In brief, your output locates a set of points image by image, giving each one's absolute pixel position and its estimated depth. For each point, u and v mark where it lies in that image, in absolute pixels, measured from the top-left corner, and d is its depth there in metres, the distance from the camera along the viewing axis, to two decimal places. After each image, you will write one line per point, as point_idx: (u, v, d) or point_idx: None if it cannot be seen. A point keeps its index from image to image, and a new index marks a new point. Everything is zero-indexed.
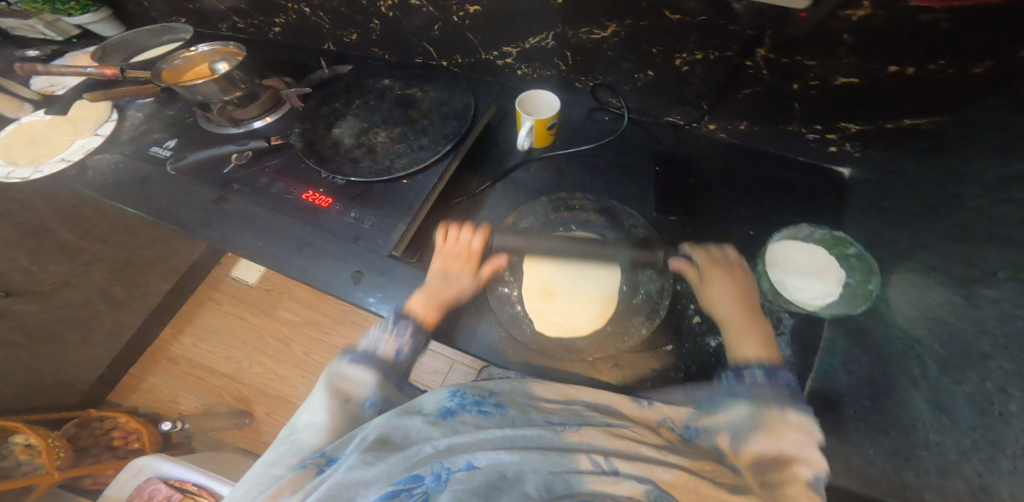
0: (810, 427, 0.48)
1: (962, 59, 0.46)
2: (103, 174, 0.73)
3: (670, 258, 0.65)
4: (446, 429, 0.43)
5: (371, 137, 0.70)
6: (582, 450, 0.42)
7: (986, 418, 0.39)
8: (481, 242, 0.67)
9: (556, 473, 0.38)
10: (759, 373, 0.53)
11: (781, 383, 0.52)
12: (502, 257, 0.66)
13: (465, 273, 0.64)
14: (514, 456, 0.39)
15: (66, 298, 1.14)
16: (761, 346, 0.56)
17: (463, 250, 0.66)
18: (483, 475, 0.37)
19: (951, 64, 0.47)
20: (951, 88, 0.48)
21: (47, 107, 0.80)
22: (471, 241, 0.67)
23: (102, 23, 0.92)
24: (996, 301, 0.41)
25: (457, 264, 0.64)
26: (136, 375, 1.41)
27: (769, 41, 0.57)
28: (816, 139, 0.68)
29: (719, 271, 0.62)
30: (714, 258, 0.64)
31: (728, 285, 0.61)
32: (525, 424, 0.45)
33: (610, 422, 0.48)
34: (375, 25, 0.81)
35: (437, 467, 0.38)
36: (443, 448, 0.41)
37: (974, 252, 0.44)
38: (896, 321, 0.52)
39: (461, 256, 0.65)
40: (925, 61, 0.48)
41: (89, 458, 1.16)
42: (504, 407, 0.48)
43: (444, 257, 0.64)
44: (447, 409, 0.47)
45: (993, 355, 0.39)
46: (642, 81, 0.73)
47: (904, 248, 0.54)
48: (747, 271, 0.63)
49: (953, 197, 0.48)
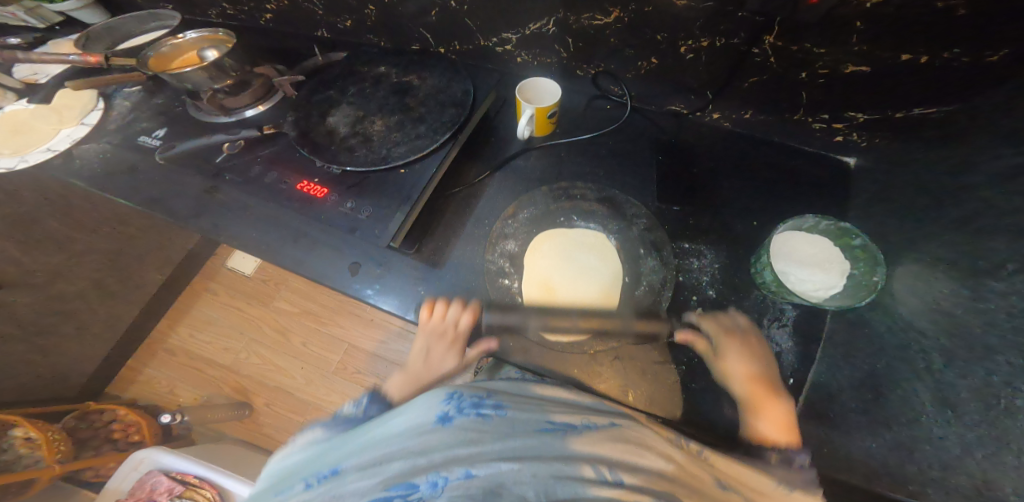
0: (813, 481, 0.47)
1: (977, 46, 0.45)
2: (90, 164, 0.71)
3: (676, 330, 0.60)
4: (444, 435, 0.43)
5: (368, 125, 0.68)
6: (584, 456, 0.41)
7: (995, 413, 0.39)
8: (469, 322, 0.61)
9: (556, 479, 0.38)
10: (775, 452, 0.50)
11: (796, 462, 0.49)
12: (491, 343, 0.60)
13: (450, 359, 0.64)
14: (513, 465, 0.39)
15: (57, 291, 1.12)
16: (779, 427, 0.52)
17: (449, 329, 0.61)
18: (481, 486, 0.37)
19: (964, 52, 0.46)
20: (965, 77, 0.48)
21: (30, 95, 0.77)
22: (458, 320, 0.61)
23: (85, 10, 0.89)
24: (1005, 294, 0.40)
25: (442, 345, 0.63)
26: (134, 367, 1.40)
27: (778, 29, 0.55)
28: (822, 128, 0.66)
29: (735, 345, 0.57)
30: (727, 328, 0.59)
31: (745, 362, 0.56)
32: (525, 428, 0.45)
33: (612, 424, 0.47)
34: (369, 11, 0.79)
35: (434, 476, 0.38)
36: (441, 456, 0.40)
37: (982, 245, 0.43)
38: (901, 313, 0.52)
39: (447, 341, 0.62)
40: (939, 49, 0.48)
41: (91, 450, 1.16)
42: (504, 409, 0.47)
43: (429, 336, 0.62)
44: (444, 413, 0.46)
45: (1002, 349, 0.39)
46: (644, 68, 0.71)
47: (908, 239, 0.54)
48: (761, 341, 0.59)
49: (961, 189, 0.48)
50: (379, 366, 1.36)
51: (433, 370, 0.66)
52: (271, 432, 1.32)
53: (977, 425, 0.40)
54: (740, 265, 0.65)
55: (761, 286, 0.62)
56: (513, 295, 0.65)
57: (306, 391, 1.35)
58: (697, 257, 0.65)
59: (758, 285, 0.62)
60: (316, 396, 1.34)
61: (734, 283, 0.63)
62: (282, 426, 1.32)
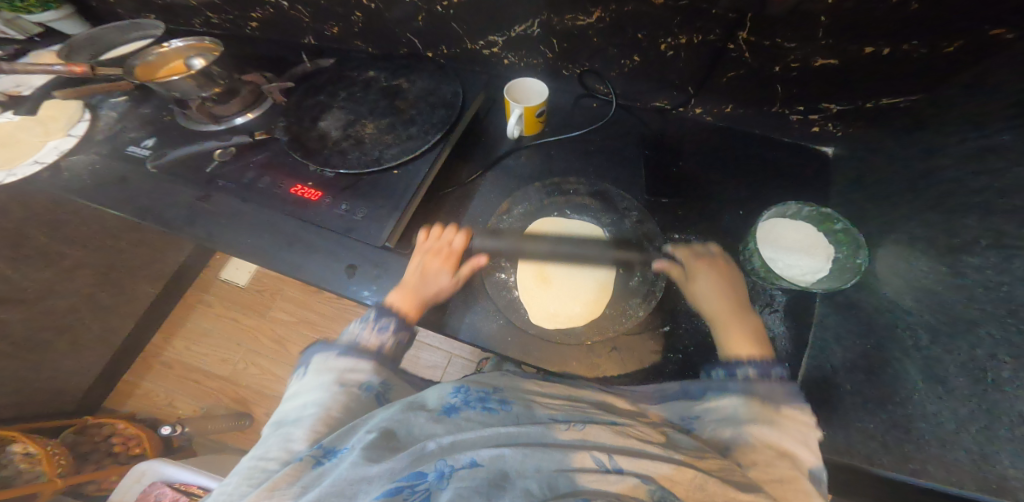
0: (795, 413, 0.48)
1: (934, 38, 0.47)
2: (80, 176, 0.71)
3: (654, 260, 0.64)
4: (451, 426, 0.44)
5: (359, 129, 0.69)
6: (587, 448, 0.41)
7: (983, 387, 0.40)
8: (463, 242, 0.64)
9: (559, 470, 0.38)
10: (752, 370, 0.52)
11: (773, 375, 0.52)
12: (481, 258, 0.64)
13: (443, 268, 0.62)
14: (516, 453, 0.39)
15: (48, 306, 1.11)
16: (754, 344, 0.55)
17: (443, 250, 0.63)
18: (484, 474, 0.37)
19: (923, 43, 0.48)
20: (925, 66, 0.50)
21: (13, 107, 0.76)
22: (452, 241, 0.64)
23: (65, 21, 0.88)
24: (981, 268, 0.42)
25: (435, 262, 0.62)
26: (130, 381, 1.39)
27: (749, 24, 0.57)
28: (799, 119, 0.68)
29: (704, 267, 0.62)
30: (697, 254, 0.64)
31: (717, 284, 0.60)
32: (529, 421, 0.45)
33: (616, 419, 0.47)
34: (356, 18, 0.79)
35: (440, 464, 0.38)
36: (447, 445, 0.41)
37: (956, 222, 0.45)
38: (885, 293, 0.53)
39: (441, 255, 0.63)
40: (899, 42, 0.50)
41: (91, 465, 1.15)
42: (509, 404, 0.48)
43: (423, 254, 0.62)
44: (450, 404, 0.47)
45: (984, 322, 0.41)
46: (628, 67, 0.73)
47: (888, 222, 0.55)
48: (729, 264, 0.63)
49: (934, 171, 0.49)
50: None
51: (428, 284, 0.60)
52: None
53: (966, 399, 0.41)
54: (730, 254, 0.66)
55: (750, 272, 0.63)
56: (510, 289, 0.64)
57: None
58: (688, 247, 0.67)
59: (747, 271, 0.64)
60: None
61: None
62: None
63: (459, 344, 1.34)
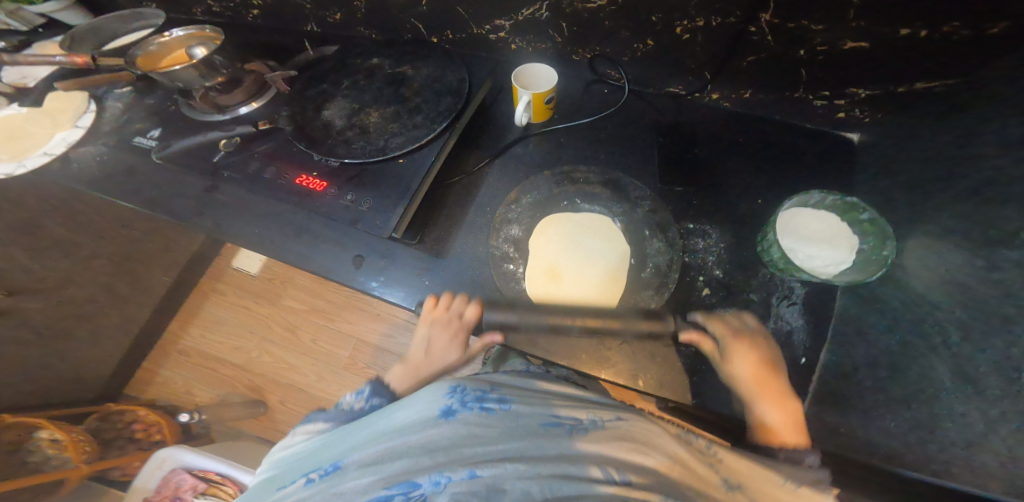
0: (823, 481, 0.44)
1: (976, 18, 0.44)
2: (88, 168, 0.71)
3: (682, 330, 0.57)
4: (448, 431, 0.42)
5: (364, 118, 0.67)
6: (591, 455, 0.41)
7: (1017, 388, 0.38)
8: (474, 315, 0.59)
9: (562, 478, 0.38)
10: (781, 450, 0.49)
11: (806, 463, 0.47)
12: (494, 336, 0.57)
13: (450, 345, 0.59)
14: (516, 465, 0.39)
15: (66, 295, 1.13)
16: (789, 431, 0.50)
17: (451, 324, 0.59)
18: (484, 485, 0.37)
19: (965, 25, 0.45)
20: (963, 49, 0.47)
21: (21, 99, 0.77)
22: (462, 312, 0.59)
23: (67, 11, 0.88)
24: (1020, 262, 0.39)
25: (444, 340, 0.59)
26: (149, 368, 1.42)
27: (774, 6, 0.54)
28: (823, 105, 0.65)
29: (746, 346, 0.54)
30: (736, 329, 0.56)
31: (757, 366, 0.53)
32: (530, 424, 0.44)
33: (620, 420, 0.46)
34: (359, 3, 0.77)
35: (437, 476, 0.38)
36: (444, 454, 0.40)
37: (993, 214, 0.42)
38: (913, 287, 0.51)
39: (449, 332, 0.58)
40: (937, 22, 0.47)
41: (115, 451, 1.19)
42: (509, 402, 0.47)
43: (430, 328, 0.58)
44: (448, 407, 0.44)
45: (1021, 320, 0.38)
46: (641, 51, 0.70)
47: (917, 212, 0.52)
48: (771, 346, 0.56)
49: (971, 159, 0.46)
50: (387, 359, 1.37)
51: (433, 361, 0.61)
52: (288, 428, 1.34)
53: (999, 401, 0.39)
54: (746, 245, 0.64)
55: (769, 264, 0.61)
56: (518, 280, 0.63)
57: (318, 387, 1.36)
58: (702, 238, 0.64)
59: (764, 263, 0.61)
60: (328, 391, 1.35)
61: (741, 263, 0.63)
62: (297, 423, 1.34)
63: None
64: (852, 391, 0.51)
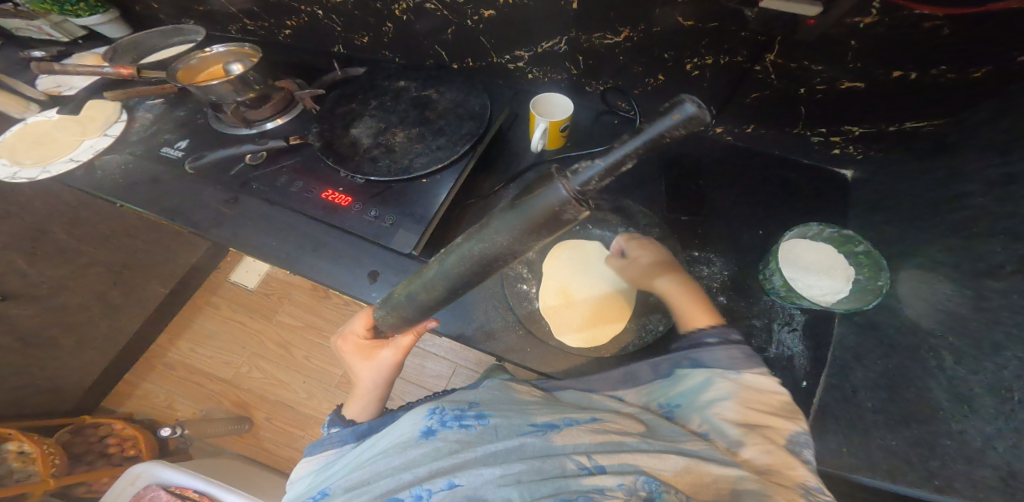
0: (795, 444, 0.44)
1: (961, 63, 0.49)
2: (111, 175, 0.72)
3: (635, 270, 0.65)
4: (429, 450, 0.43)
5: (389, 137, 0.70)
6: (566, 453, 0.40)
7: (1008, 407, 0.40)
8: (365, 323, 0.60)
9: (540, 479, 0.37)
10: (712, 337, 0.52)
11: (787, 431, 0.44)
12: (401, 338, 0.58)
13: (365, 363, 0.59)
14: (492, 470, 0.39)
15: (60, 302, 1.11)
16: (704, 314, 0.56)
17: (356, 339, 0.60)
18: (465, 493, 0.37)
19: (950, 69, 0.50)
20: (952, 92, 0.52)
21: (55, 106, 0.79)
22: (355, 328, 0.60)
23: (108, 25, 0.92)
24: (1005, 292, 0.42)
25: (357, 357, 0.60)
26: (132, 381, 1.38)
27: (777, 47, 0.59)
28: (819, 141, 0.70)
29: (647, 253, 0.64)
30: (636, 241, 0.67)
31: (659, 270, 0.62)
32: (510, 433, 0.44)
33: (595, 417, 0.46)
34: (387, 29, 0.82)
35: (417, 489, 0.38)
36: (425, 471, 0.40)
37: (979, 247, 0.46)
38: (908, 315, 0.53)
39: (355, 349, 0.60)
40: (928, 66, 0.52)
41: (83, 466, 1.13)
42: (487, 416, 0.47)
43: (345, 351, 0.61)
44: (427, 428, 0.45)
45: (1009, 344, 0.41)
46: (651, 85, 0.75)
47: (910, 245, 0.56)
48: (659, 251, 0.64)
49: (957, 196, 0.50)
50: None
51: (363, 386, 0.59)
52: (273, 447, 1.30)
53: (992, 419, 0.41)
54: (749, 272, 0.67)
55: (771, 291, 0.63)
56: (531, 300, 0.66)
57: (308, 405, 1.33)
58: (707, 265, 0.68)
59: (767, 290, 0.64)
60: (318, 410, 1.32)
61: (744, 289, 0.65)
62: (283, 442, 1.30)
63: (465, 355, 1.34)
64: (854, 412, 0.53)
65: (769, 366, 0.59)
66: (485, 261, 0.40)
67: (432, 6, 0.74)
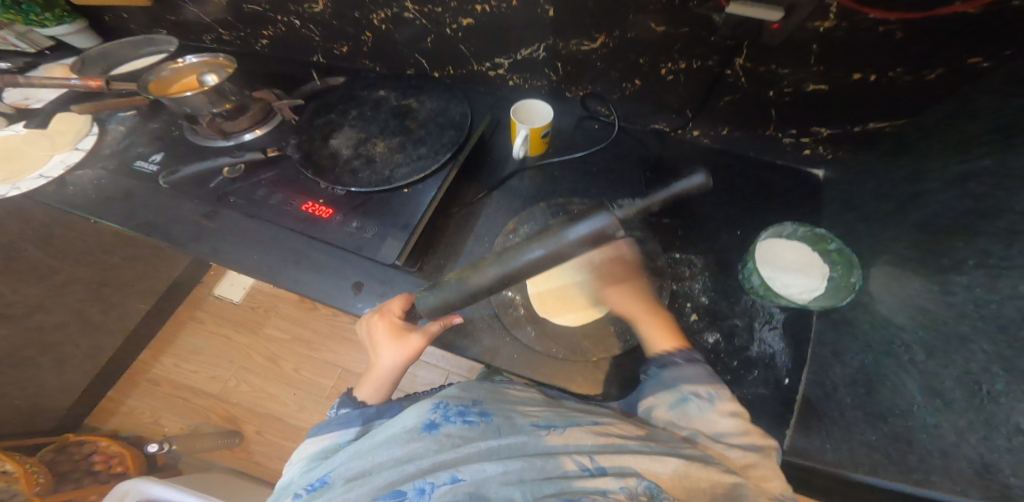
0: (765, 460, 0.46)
1: (915, 66, 0.51)
2: (83, 190, 0.71)
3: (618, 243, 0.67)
4: (432, 444, 0.42)
5: (369, 148, 0.70)
6: (567, 453, 0.42)
7: (977, 397, 0.41)
8: (402, 306, 0.58)
9: (542, 480, 0.38)
10: (679, 358, 0.54)
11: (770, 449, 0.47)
12: (434, 324, 0.58)
13: (390, 343, 0.56)
14: (497, 467, 0.39)
15: (36, 322, 1.08)
16: (671, 337, 0.57)
17: (387, 318, 0.57)
18: (468, 489, 0.37)
19: (906, 71, 0.53)
20: (909, 92, 0.54)
21: (23, 120, 0.77)
22: (391, 307, 0.58)
23: (77, 35, 0.91)
24: (970, 287, 0.44)
25: (383, 336, 0.57)
26: (113, 399, 1.34)
27: (746, 51, 0.61)
28: (791, 143, 0.72)
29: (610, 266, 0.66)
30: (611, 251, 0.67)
31: (629, 294, 0.62)
32: (511, 430, 0.45)
33: (596, 419, 0.47)
34: (366, 37, 0.82)
35: (420, 483, 0.38)
36: (429, 464, 0.40)
37: (946, 243, 0.48)
38: (880, 310, 0.55)
39: (382, 328, 0.57)
40: (885, 69, 0.54)
41: (69, 485, 1.09)
42: (489, 414, 0.47)
43: (368, 329, 0.58)
44: (430, 421, 0.45)
45: (975, 337, 0.42)
46: (629, 90, 0.76)
47: (879, 243, 0.58)
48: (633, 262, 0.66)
49: (923, 194, 0.52)
50: None
51: (382, 366, 0.57)
52: (264, 460, 1.28)
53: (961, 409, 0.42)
54: (728, 272, 0.68)
55: (750, 291, 0.64)
56: (515, 306, 0.65)
57: (299, 417, 1.31)
58: (688, 266, 0.69)
59: (746, 290, 0.65)
60: (309, 422, 1.30)
61: (725, 289, 0.66)
62: (274, 455, 1.28)
63: (456, 361, 1.33)
64: (833, 405, 0.54)
65: (751, 364, 0.60)
66: (561, 256, 0.45)
67: (411, 15, 0.74)
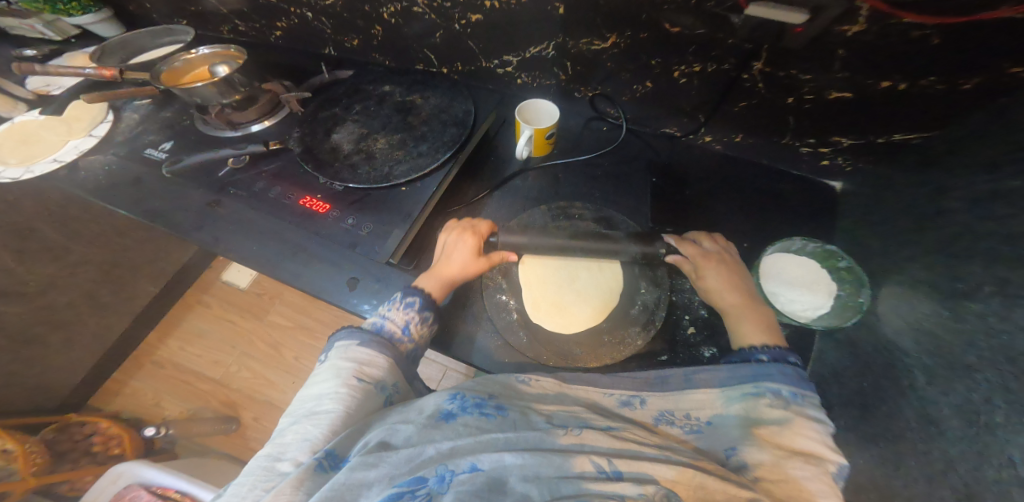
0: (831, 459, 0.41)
1: (948, 74, 0.49)
2: (93, 176, 0.72)
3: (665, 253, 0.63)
4: (449, 431, 0.40)
5: (371, 143, 0.70)
6: (586, 453, 0.40)
7: (975, 430, 0.39)
8: (488, 229, 0.63)
9: (559, 477, 0.36)
10: (764, 355, 0.50)
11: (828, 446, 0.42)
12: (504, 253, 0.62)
13: (467, 250, 0.60)
14: (516, 459, 0.37)
15: (49, 299, 1.12)
16: (767, 333, 0.54)
17: (473, 231, 0.62)
18: (486, 479, 0.35)
19: (939, 80, 0.50)
20: (939, 103, 0.52)
21: (42, 105, 0.80)
22: (478, 225, 0.63)
23: (101, 24, 0.92)
24: (982, 314, 0.41)
25: (461, 245, 0.61)
26: (119, 379, 1.37)
27: (766, 55, 0.58)
28: (809, 151, 0.70)
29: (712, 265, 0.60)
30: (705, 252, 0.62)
31: (724, 276, 0.59)
32: (527, 426, 0.43)
33: (611, 425, 0.46)
34: (377, 31, 0.82)
35: (441, 469, 0.36)
36: (446, 449, 0.38)
37: (962, 266, 0.45)
38: (886, 332, 0.53)
39: (466, 235, 0.61)
40: (916, 77, 0.51)
41: (67, 464, 1.12)
42: (506, 409, 0.45)
43: (451, 233, 0.63)
44: (448, 410, 0.43)
45: (981, 367, 0.40)
46: (640, 92, 0.74)
47: (890, 262, 0.56)
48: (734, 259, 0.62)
49: (941, 213, 0.50)
50: None
51: (446, 267, 0.60)
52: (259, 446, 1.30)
53: (958, 442, 0.40)
54: None
55: None
56: (509, 311, 0.65)
57: None
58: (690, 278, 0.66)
59: None
60: None
61: None
62: None
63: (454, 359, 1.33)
64: None
65: None
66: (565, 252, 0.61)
67: (421, 9, 0.73)
